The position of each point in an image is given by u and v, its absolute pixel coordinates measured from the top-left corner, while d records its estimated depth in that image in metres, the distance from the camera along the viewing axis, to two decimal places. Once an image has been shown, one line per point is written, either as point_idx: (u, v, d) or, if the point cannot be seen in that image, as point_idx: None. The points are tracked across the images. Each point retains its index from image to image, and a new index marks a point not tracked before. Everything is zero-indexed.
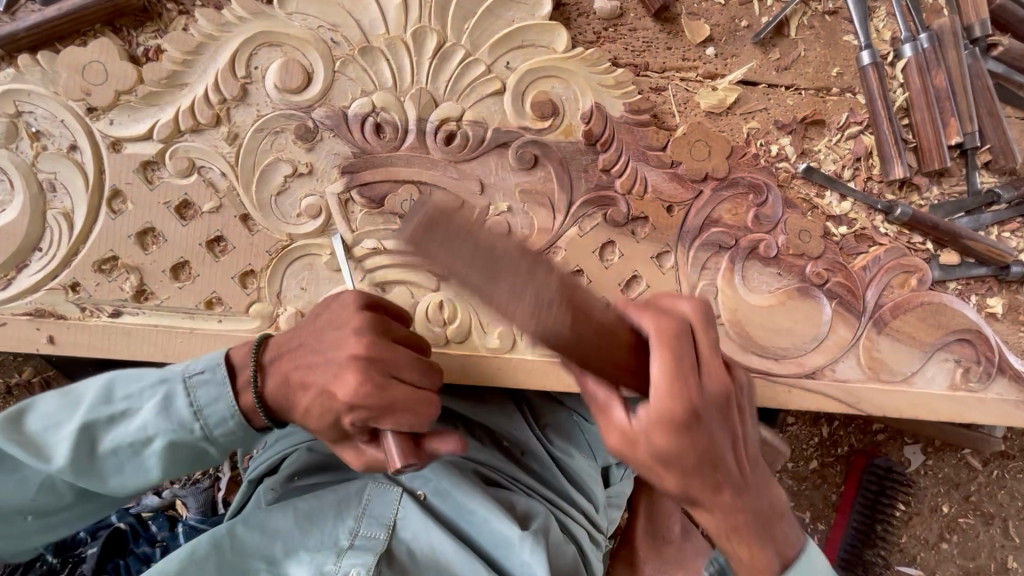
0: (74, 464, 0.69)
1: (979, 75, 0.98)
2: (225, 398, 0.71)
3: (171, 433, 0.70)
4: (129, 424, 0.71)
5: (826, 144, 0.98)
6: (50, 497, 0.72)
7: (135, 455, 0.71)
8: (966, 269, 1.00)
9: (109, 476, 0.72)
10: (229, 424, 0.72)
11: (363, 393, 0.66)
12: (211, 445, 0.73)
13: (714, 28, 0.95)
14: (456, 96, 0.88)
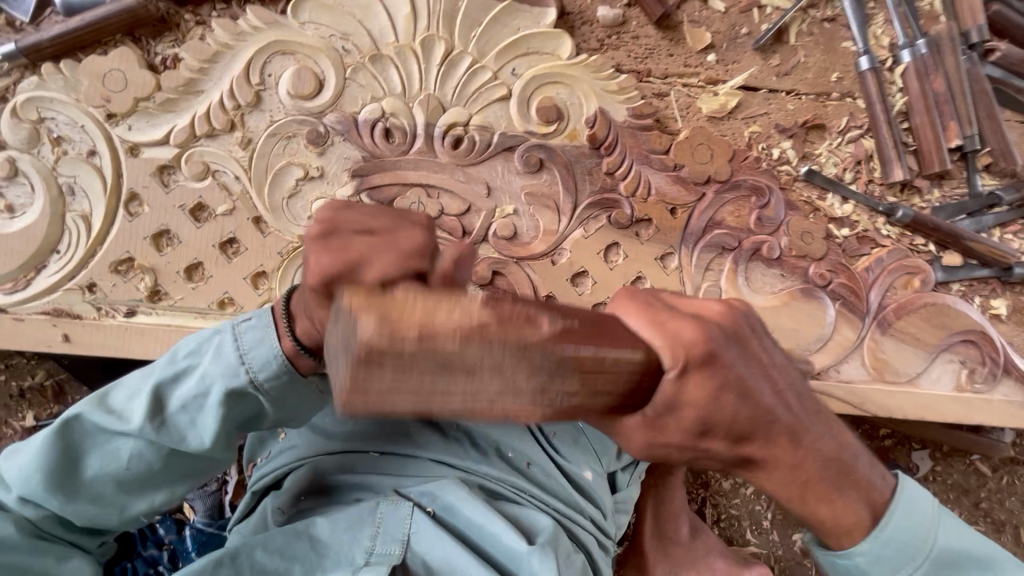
0: (149, 422, 0.65)
1: (978, 80, 1.00)
2: (269, 340, 0.66)
3: (236, 376, 0.66)
4: (191, 378, 0.67)
5: (827, 148, 0.99)
6: (136, 469, 0.67)
7: (202, 410, 0.66)
8: (969, 271, 1.00)
9: (185, 434, 0.66)
10: (274, 367, 0.66)
11: (333, 269, 0.50)
12: (274, 393, 0.68)
13: (715, 35, 0.97)
14: (463, 101, 0.90)
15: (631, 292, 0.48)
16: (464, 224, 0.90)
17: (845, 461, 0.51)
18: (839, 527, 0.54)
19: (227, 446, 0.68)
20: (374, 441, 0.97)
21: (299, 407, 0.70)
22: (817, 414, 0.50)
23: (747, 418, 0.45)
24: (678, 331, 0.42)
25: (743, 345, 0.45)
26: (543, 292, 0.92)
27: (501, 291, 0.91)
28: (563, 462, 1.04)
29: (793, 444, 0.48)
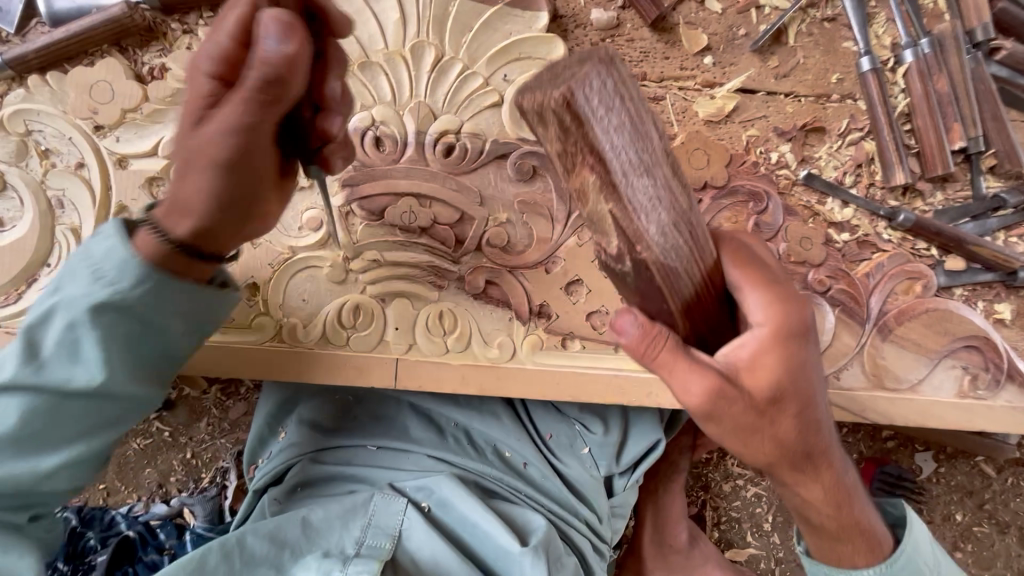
0: (27, 367, 0.63)
1: (982, 79, 0.97)
2: (115, 246, 0.63)
3: (102, 291, 0.63)
4: (55, 318, 0.64)
5: (826, 151, 0.97)
6: (32, 425, 0.64)
7: (81, 344, 0.64)
8: (972, 275, 0.99)
9: (69, 373, 0.64)
10: (135, 269, 0.63)
11: (213, 147, 0.58)
12: (151, 302, 0.64)
13: (712, 37, 0.95)
14: (454, 108, 0.89)
15: (736, 243, 0.64)
16: (456, 233, 0.89)
17: (818, 455, 0.70)
18: (831, 527, 0.77)
19: (119, 372, 0.65)
20: (372, 437, 1.01)
21: (188, 311, 0.67)
22: (796, 398, 0.63)
23: (784, 369, 0.61)
24: (781, 308, 0.61)
25: (798, 349, 0.62)
26: (536, 301, 0.91)
27: (494, 300, 0.91)
28: (557, 464, 1.03)
29: (806, 403, 0.64)
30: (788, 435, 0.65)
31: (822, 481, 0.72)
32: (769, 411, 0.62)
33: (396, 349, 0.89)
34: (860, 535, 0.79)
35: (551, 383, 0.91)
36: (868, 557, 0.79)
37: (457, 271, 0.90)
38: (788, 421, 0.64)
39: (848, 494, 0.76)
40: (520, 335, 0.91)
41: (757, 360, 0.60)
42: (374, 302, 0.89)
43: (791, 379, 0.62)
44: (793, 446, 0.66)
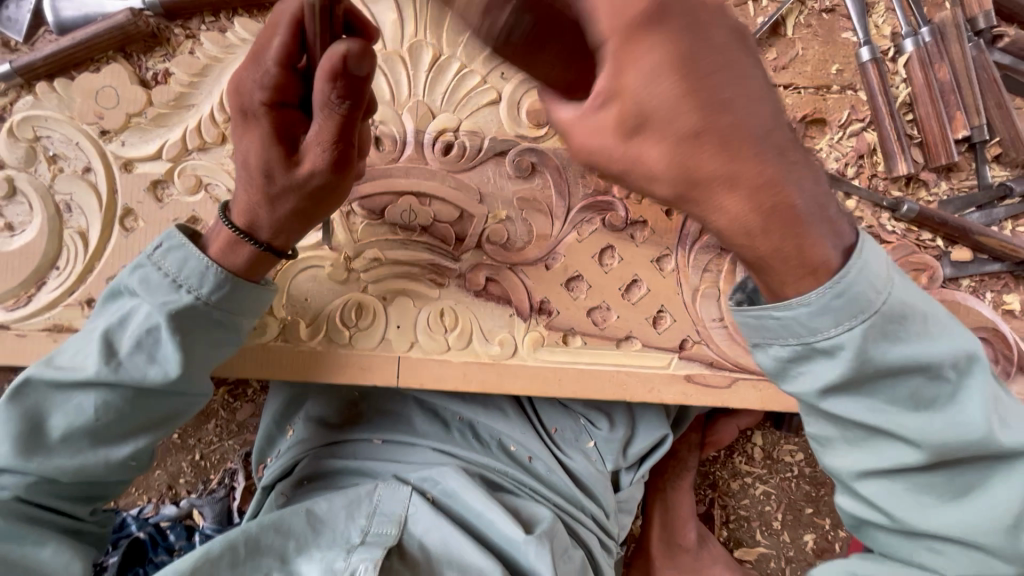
0: (106, 367, 0.72)
1: (985, 67, 0.96)
2: (193, 256, 0.74)
3: (182, 298, 0.73)
4: (135, 318, 0.74)
5: (827, 143, 0.97)
6: (107, 415, 0.74)
7: (157, 343, 0.74)
8: (980, 266, 0.97)
9: (144, 371, 0.73)
10: (211, 279, 0.73)
11: (306, 178, 0.68)
12: (222, 307, 0.75)
13: None
14: (452, 106, 0.89)
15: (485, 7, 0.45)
16: (456, 231, 0.90)
17: (728, 136, 0.43)
18: (787, 252, 0.52)
19: (188, 369, 0.76)
20: (377, 431, 1.01)
21: (246, 314, 0.78)
22: (690, 72, 0.40)
23: (671, 80, 0.40)
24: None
25: (681, 20, 0.40)
26: (537, 297, 0.91)
27: (495, 297, 0.91)
28: (563, 458, 1.03)
29: (720, 122, 0.42)
30: (656, 164, 0.43)
31: (755, 186, 0.47)
32: (623, 139, 0.42)
33: (398, 347, 0.90)
34: (806, 233, 0.52)
35: (554, 379, 0.91)
36: (804, 275, 0.55)
37: (458, 268, 0.90)
38: (660, 121, 0.41)
39: (783, 202, 0.49)
40: (521, 332, 0.91)
41: (625, 74, 0.40)
42: (375, 300, 0.89)
43: (649, 87, 0.40)
44: (683, 168, 0.44)
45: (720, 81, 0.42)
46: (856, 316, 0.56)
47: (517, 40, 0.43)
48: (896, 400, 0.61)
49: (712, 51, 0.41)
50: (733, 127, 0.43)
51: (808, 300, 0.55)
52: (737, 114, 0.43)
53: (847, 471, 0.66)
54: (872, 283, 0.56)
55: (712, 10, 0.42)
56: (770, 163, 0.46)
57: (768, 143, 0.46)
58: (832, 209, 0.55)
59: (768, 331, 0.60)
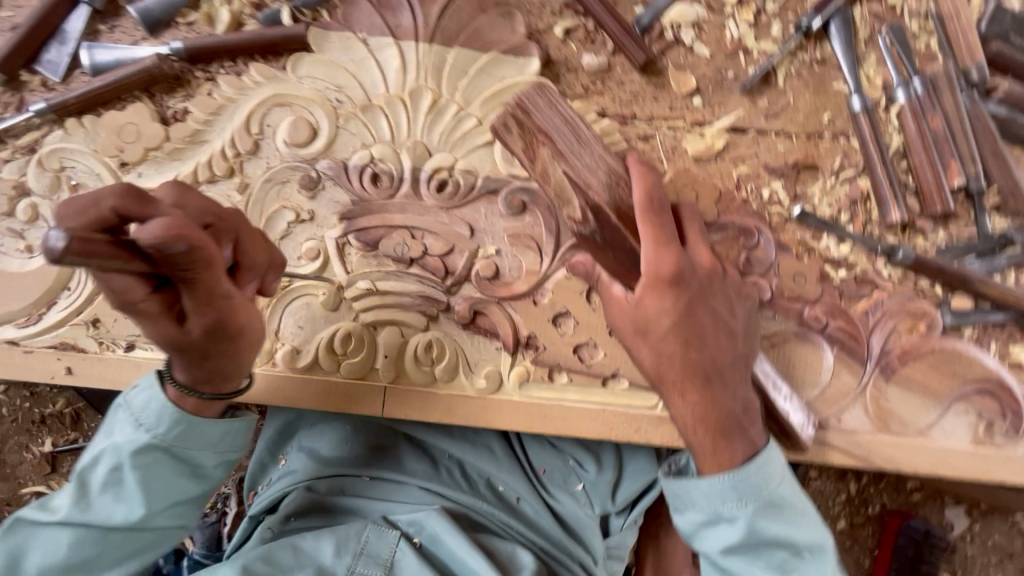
0: (78, 507, 0.77)
1: (980, 117, 0.96)
2: (131, 413, 0.78)
3: (143, 437, 0.76)
4: (103, 462, 0.78)
5: (820, 188, 0.97)
6: (84, 549, 0.76)
7: (122, 483, 0.77)
8: (982, 315, 0.95)
9: (112, 510, 0.77)
10: (166, 419, 0.76)
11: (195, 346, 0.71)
12: (182, 443, 0.78)
13: (701, 79, 0.98)
14: (448, 147, 0.93)
15: (654, 200, 0.80)
16: (447, 264, 0.92)
17: (710, 365, 0.78)
18: (707, 450, 0.77)
19: (155, 503, 0.78)
20: (365, 467, 1.01)
21: (212, 445, 0.80)
22: (691, 328, 0.78)
23: (670, 312, 0.78)
24: (661, 256, 0.78)
25: (696, 285, 0.79)
26: (524, 332, 0.92)
27: (483, 330, 0.92)
28: (550, 501, 1.02)
29: (685, 337, 0.78)
30: (644, 358, 0.80)
31: (701, 402, 0.77)
32: (630, 333, 0.80)
33: (384, 377, 0.91)
34: (730, 443, 0.76)
35: (539, 416, 0.91)
36: (721, 465, 0.76)
37: (447, 302, 0.92)
38: (654, 335, 0.78)
39: (718, 416, 0.77)
40: (507, 367, 0.92)
41: (642, 300, 0.78)
42: (365, 330, 0.91)
43: (657, 313, 0.78)
44: (669, 360, 0.78)
45: (709, 340, 0.79)
46: (750, 497, 0.75)
47: (598, 241, 0.84)
48: (762, 558, 0.75)
49: (703, 318, 0.79)
50: (689, 362, 0.78)
51: (715, 480, 0.75)
52: (718, 355, 0.79)
53: (708, 556, 0.78)
54: (766, 477, 0.75)
55: (713, 290, 0.80)
56: (725, 399, 0.78)
57: (724, 380, 0.78)
58: (756, 427, 0.79)
59: (685, 500, 0.78)
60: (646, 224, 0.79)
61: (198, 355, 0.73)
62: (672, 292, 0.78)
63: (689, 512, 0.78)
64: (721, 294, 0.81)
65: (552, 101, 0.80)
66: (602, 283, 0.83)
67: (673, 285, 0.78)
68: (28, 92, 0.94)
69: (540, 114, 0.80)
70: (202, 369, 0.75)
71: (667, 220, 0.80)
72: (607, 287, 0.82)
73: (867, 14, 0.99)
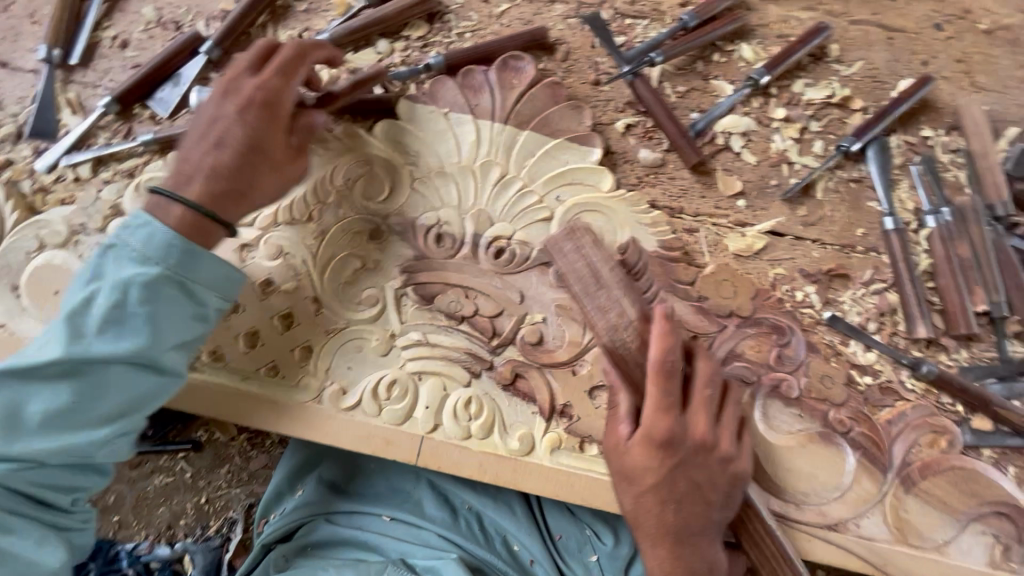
0: (75, 347, 0.77)
1: (1003, 250, 1.03)
2: (133, 245, 0.81)
3: (146, 273, 0.80)
4: (97, 305, 0.79)
5: (850, 296, 1.03)
6: (87, 394, 0.78)
7: (123, 321, 0.79)
8: (1001, 437, 0.98)
9: (113, 347, 0.78)
10: (177, 250, 0.82)
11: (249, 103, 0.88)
12: (191, 277, 0.83)
13: (746, 183, 1.06)
14: (509, 218, 1.01)
15: (668, 366, 0.85)
16: (495, 326, 0.98)
17: (684, 528, 0.82)
18: None
19: (161, 341, 0.81)
20: (384, 506, 1.03)
21: (213, 284, 0.85)
22: (673, 488, 0.82)
23: (657, 469, 0.82)
24: (658, 418, 0.83)
25: (687, 451, 0.83)
26: (560, 400, 0.96)
27: (521, 393, 0.96)
28: (564, 569, 1.02)
29: (663, 497, 0.82)
30: (625, 503, 0.85)
31: (671, 559, 0.82)
32: (617, 478, 0.85)
33: (422, 427, 0.95)
34: None
35: (566, 484, 0.94)
36: None
37: (491, 360, 0.97)
38: (638, 485, 0.83)
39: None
40: (540, 432, 0.95)
41: (635, 451, 0.83)
42: (410, 378, 0.96)
43: (643, 468, 0.82)
44: (647, 513, 0.83)
45: (686, 504, 0.82)
46: None
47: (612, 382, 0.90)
48: None
49: (685, 484, 0.83)
50: (661, 519, 0.82)
51: None
52: (692, 521, 0.82)
53: None
54: None
55: (702, 457, 0.84)
56: (694, 562, 0.82)
57: (696, 543, 0.82)
58: None
59: None
60: (654, 387, 0.84)
61: (226, 192, 0.86)
62: (659, 456, 0.82)
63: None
64: (710, 464, 0.84)
65: (581, 246, 0.95)
66: (609, 419, 0.88)
67: (662, 448, 0.82)
68: (138, 124, 1.04)
69: (563, 257, 0.94)
70: (224, 202, 0.86)
71: (673, 387, 0.84)
72: (612, 424, 0.87)
73: (902, 144, 1.08)
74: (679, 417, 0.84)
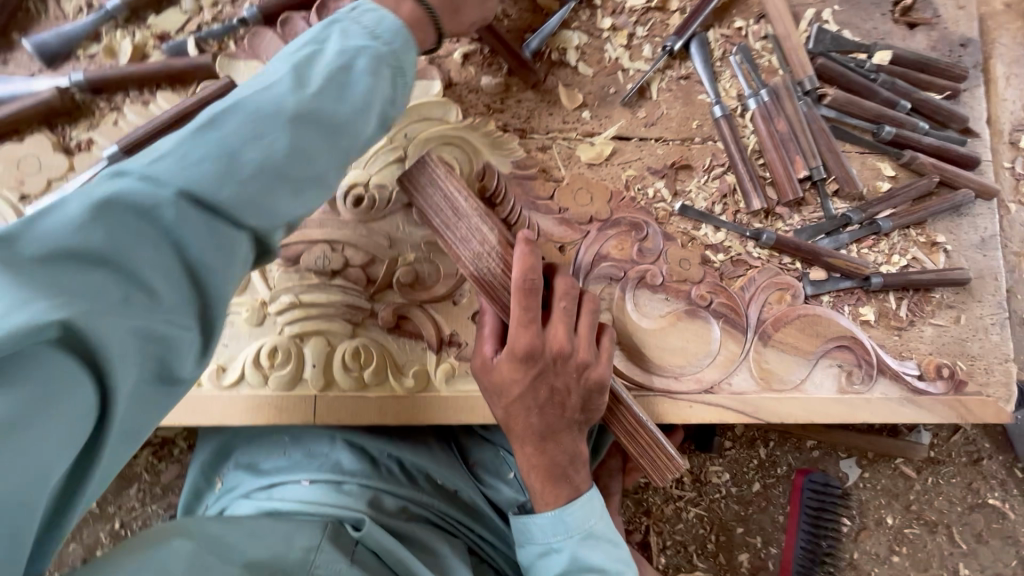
0: (301, 92, 0.59)
1: (815, 119, 1.16)
2: (376, 13, 0.71)
3: (375, 44, 0.68)
4: (325, 54, 0.64)
5: (696, 184, 1.12)
6: (313, 148, 0.59)
7: (346, 76, 0.63)
8: (834, 283, 1.13)
9: (337, 100, 0.61)
10: (405, 36, 0.72)
11: None
12: (402, 60, 0.70)
13: (587, 95, 1.11)
14: (362, 164, 0.99)
15: (528, 282, 0.83)
16: (368, 274, 0.98)
17: (544, 428, 0.87)
18: (537, 491, 0.89)
19: (353, 112, 0.63)
20: (305, 471, 0.98)
21: (404, 68, 0.71)
22: (534, 394, 0.85)
23: (518, 380, 0.84)
24: (519, 335, 0.83)
25: (549, 361, 0.85)
26: (446, 331, 0.99)
27: (408, 333, 0.98)
28: (486, 491, 1.08)
29: (528, 403, 0.85)
30: (496, 412, 0.88)
31: (533, 454, 0.87)
32: (486, 391, 0.88)
33: (313, 387, 0.94)
34: (556, 489, 0.88)
35: (465, 408, 0.98)
36: (548, 504, 0.88)
37: (371, 308, 0.97)
38: (504, 396, 0.86)
39: (548, 469, 0.87)
40: (433, 365, 0.98)
41: (499, 366, 0.85)
42: (291, 343, 0.94)
43: (507, 381, 0.85)
44: (511, 418, 0.87)
45: (548, 408, 0.86)
46: (574, 531, 0.87)
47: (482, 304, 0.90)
48: None
49: (546, 390, 0.86)
50: (528, 424, 0.86)
51: (545, 515, 0.87)
52: (553, 421, 0.87)
53: None
54: (588, 510, 0.88)
55: (563, 366, 0.85)
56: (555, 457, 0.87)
57: (557, 441, 0.87)
58: (581, 474, 0.89)
59: (526, 533, 0.90)
60: (515, 304, 0.83)
61: None
62: (522, 368, 0.83)
63: (530, 544, 0.90)
64: (571, 371, 0.86)
65: (434, 176, 0.90)
66: (477, 339, 0.90)
67: (524, 361, 0.83)
68: None
69: (421, 193, 0.91)
70: None
71: (532, 304, 0.83)
72: (479, 342, 0.89)
73: (719, 37, 1.17)
74: (536, 331, 0.83)
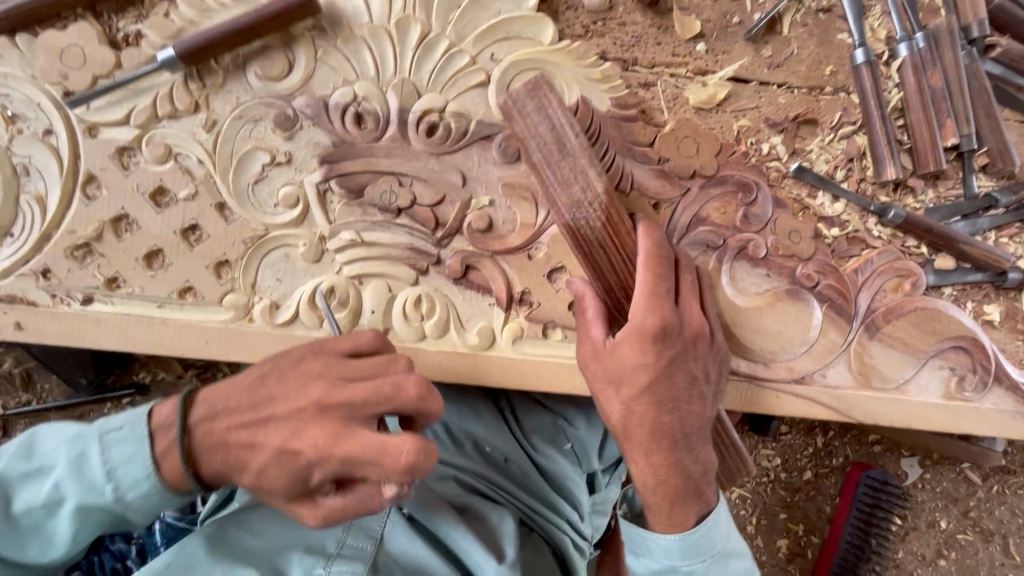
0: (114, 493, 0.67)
1: (977, 76, 0.96)
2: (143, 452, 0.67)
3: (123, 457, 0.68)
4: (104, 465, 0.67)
5: (818, 144, 0.95)
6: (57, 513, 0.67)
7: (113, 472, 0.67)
8: (962, 274, 0.97)
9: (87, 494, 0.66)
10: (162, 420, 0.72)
11: None
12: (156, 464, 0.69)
13: (705, 23, 0.93)
14: (439, 86, 0.86)
15: (659, 255, 0.79)
16: (437, 216, 0.87)
17: (673, 428, 0.78)
18: (663, 509, 0.79)
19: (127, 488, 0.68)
20: None
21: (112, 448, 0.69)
22: (663, 387, 0.78)
23: (644, 367, 0.77)
24: (648, 312, 0.77)
25: (680, 343, 0.79)
26: (517, 287, 0.89)
27: (475, 285, 0.88)
28: (537, 458, 1.01)
29: (657, 396, 0.78)
30: (612, 410, 0.79)
31: (661, 462, 0.78)
32: (602, 381, 0.79)
33: None
34: (684, 505, 0.79)
35: (532, 373, 0.89)
36: (674, 525, 0.79)
37: (438, 254, 0.87)
38: (627, 387, 0.78)
39: (676, 483, 0.78)
40: (500, 323, 0.89)
41: (623, 349, 0.77)
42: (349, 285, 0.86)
43: (634, 370, 0.77)
44: (637, 415, 0.78)
45: (684, 403, 0.79)
46: (702, 555, 0.79)
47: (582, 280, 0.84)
48: None
49: (679, 380, 0.79)
50: (657, 423, 0.78)
51: (670, 538, 0.78)
52: (688, 420, 0.79)
53: None
54: (715, 533, 0.79)
55: (693, 353, 0.80)
56: (687, 465, 0.79)
57: (689, 447, 0.79)
58: (710, 486, 0.82)
59: (642, 547, 0.81)
60: (645, 275, 0.78)
61: None
62: (652, 350, 0.77)
63: (646, 559, 0.81)
64: (702, 356, 0.81)
65: (542, 104, 0.78)
66: (580, 322, 0.82)
67: (654, 342, 0.77)
68: None
69: (522, 118, 0.78)
70: None
71: (664, 275, 0.79)
72: (585, 326, 0.81)
73: None
74: (666, 306, 0.78)
